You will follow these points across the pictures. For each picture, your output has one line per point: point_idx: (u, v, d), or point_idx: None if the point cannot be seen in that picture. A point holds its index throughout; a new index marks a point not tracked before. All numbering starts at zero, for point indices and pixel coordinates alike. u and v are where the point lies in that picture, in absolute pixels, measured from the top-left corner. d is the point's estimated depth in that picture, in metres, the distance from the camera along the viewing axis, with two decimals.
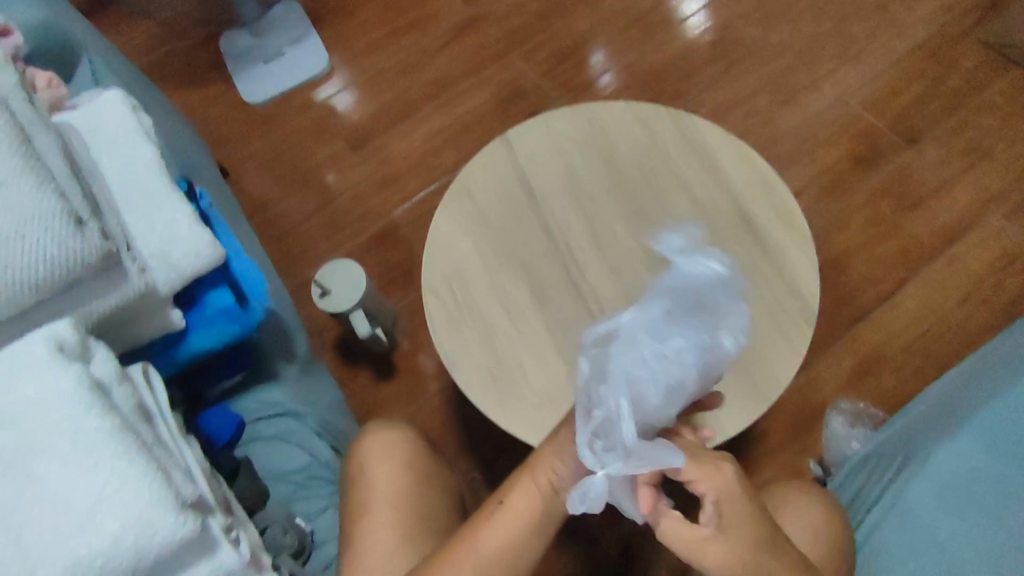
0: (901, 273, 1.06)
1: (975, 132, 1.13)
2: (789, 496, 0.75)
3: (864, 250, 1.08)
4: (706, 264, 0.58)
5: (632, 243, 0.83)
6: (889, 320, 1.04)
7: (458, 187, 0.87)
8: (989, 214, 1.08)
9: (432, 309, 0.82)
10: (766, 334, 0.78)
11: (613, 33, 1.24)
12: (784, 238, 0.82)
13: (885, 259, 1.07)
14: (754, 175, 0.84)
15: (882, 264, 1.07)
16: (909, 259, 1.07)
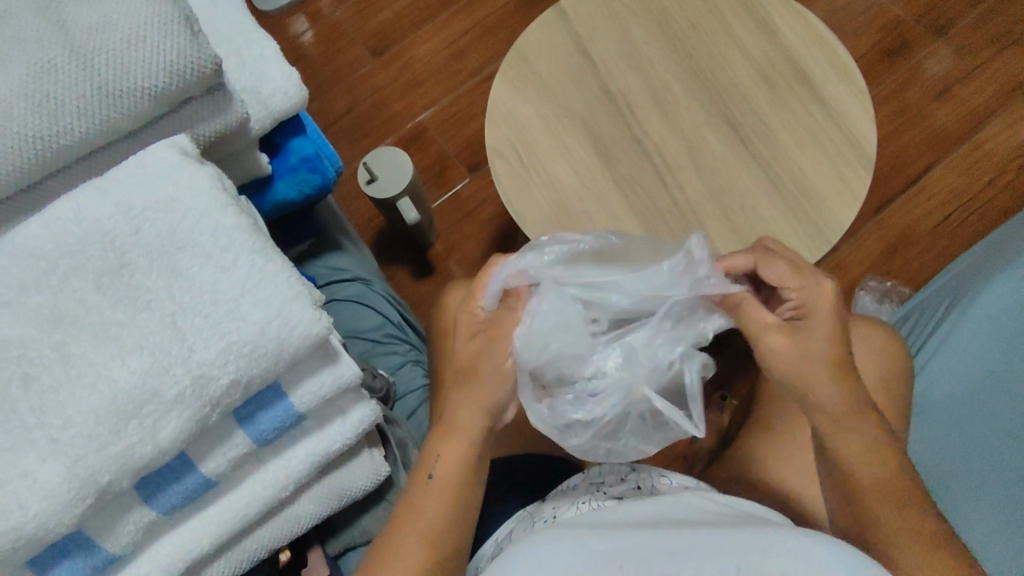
0: (930, 159, 1.26)
1: (976, 32, 1.32)
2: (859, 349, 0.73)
3: (884, 142, 1.28)
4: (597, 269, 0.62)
5: (693, 102, 0.83)
6: (914, 205, 1.24)
7: (515, 53, 0.86)
8: (1013, 102, 1.27)
9: (497, 169, 0.82)
10: (829, 185, 0.77)
11: None
12: (842, 92, 0.81)
13: (909, 148, 1.27)
14: (807, 31, 0.83)
15: (908, 152, 1.27)
16: (938, 146, 1.26)
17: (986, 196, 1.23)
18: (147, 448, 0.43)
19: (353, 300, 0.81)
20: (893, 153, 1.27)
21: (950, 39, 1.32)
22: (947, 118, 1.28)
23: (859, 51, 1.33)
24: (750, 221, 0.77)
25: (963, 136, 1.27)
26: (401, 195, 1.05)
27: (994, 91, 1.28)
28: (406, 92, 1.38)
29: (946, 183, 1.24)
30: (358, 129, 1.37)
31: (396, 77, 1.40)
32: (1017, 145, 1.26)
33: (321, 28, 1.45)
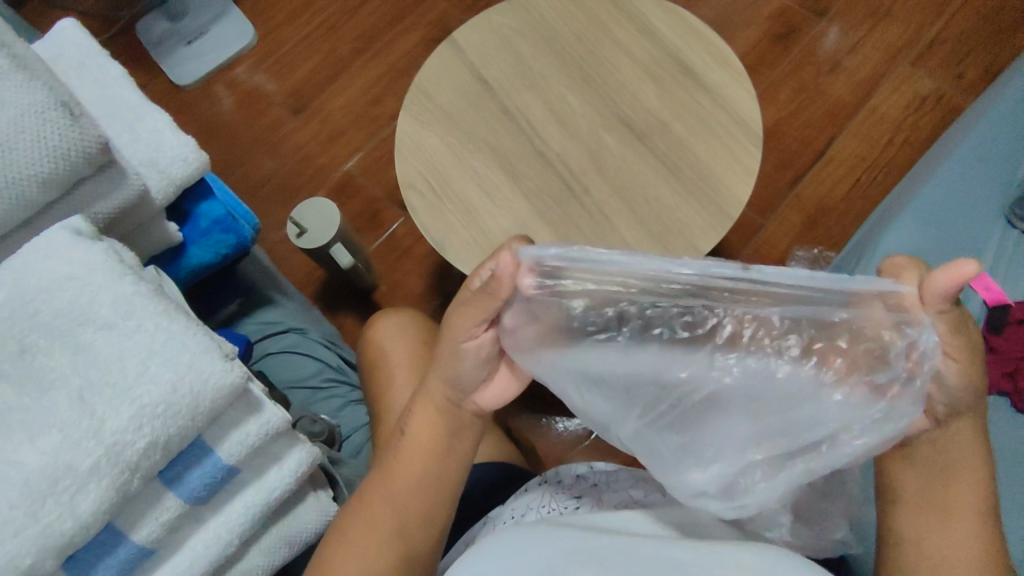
0: (832, 130, 1.33)
1: (853, 6, 1.41)
2: None
3: (786, 121, 1.35)
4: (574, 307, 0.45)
5: (587, 109, 0.87)
6: (825, 175, 1.30)
7: (416, 91, 0.90)
8: (896, 67, 1.36)
9: (412, 202, 0.85)
10: (723, 165, 0.82)
11: None
12: (722, 78, 0.86)
13: (811, 122, 1.34)
14: (683, 27, 0.89)
15: (812, 126, 1.34)
16: (836, 117, 1.34)
17: (888, 155, 1.31)
18: (67, 525, 0.43)
19: (288, 351, 0.82)
20: (799, 129, 1.34)
21: (832, 17, 1.40)
22: (841, 89, 1.36)
23: (752, 40, 1.41)
24: (655, 211, 0.81)
25: (858, 103, 1.34)
26: (331, 242, 1.07)
27: (879, 59, 1.37)
28: (330, 144, 1.41)
29: (851, 149, 1.31)
30: (289, 185, 1.40)
31: (319, 131, 1.43)
32: (907, 104, 1.34)
33: (239, 95, 1.47)
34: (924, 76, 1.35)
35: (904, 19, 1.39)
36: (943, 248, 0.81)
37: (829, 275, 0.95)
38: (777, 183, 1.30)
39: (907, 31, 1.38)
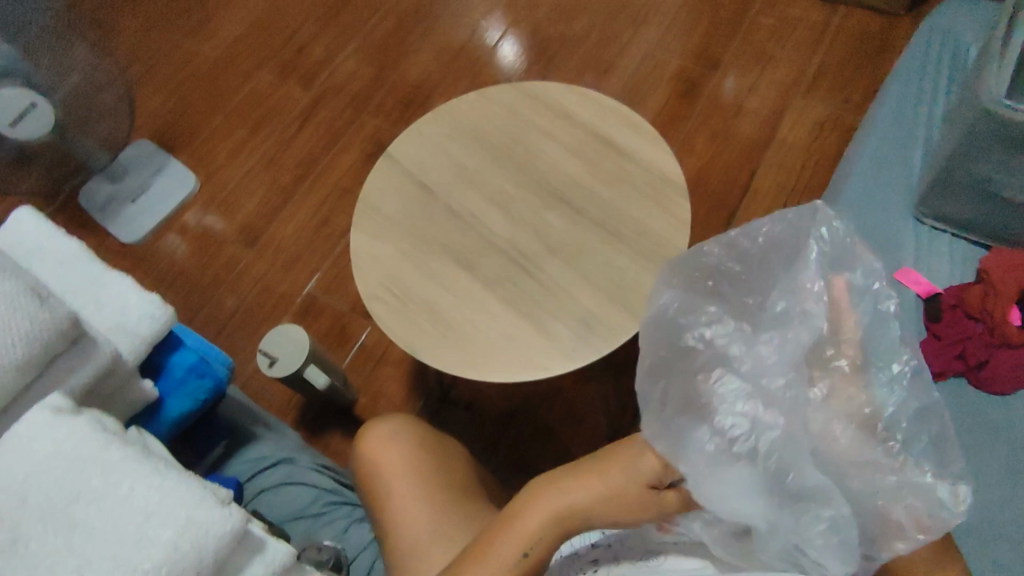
0: (750, 165, 1.48)
1: (740, 56, 1.59)
2: None
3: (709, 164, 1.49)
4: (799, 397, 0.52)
5: (524, 194, 0.94)
6: (754, 206, 1.43)
7: (364, 208, 0.96)
8: (793, 100, 1.52)
9: (379, 312, 0.89)
10: (656, 220, 0.89)
11: (433, 84, 1.63)
12: (641, 143, 0.95)
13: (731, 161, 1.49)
14: (596, 107, 0.99)
15: (732, 165, 1.48)
16: (751, 153, 1.48)
17: (805, 177, 1.44)
18: None
19: (280, 484, 0.81)
20: (722, 171, 1.48)
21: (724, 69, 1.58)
22: (749, 129, 1.51)
23: (660, 102, 1.55)
24: (609, 272, 0.85)
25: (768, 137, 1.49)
26: (304, 366, 1.07)
27: (774, 97, 1.53)
28: (288, 270, 1.45)
29: (772, 180, 1.45)
30: (253, 317, 1.41)
31: (274, 259, 1.46)
32: (809, 131, 1.49)
33: (191, 241, 1.51)
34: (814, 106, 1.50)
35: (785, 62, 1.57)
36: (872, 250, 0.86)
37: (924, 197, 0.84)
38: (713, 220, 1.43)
39: (792, 68, 1.55)
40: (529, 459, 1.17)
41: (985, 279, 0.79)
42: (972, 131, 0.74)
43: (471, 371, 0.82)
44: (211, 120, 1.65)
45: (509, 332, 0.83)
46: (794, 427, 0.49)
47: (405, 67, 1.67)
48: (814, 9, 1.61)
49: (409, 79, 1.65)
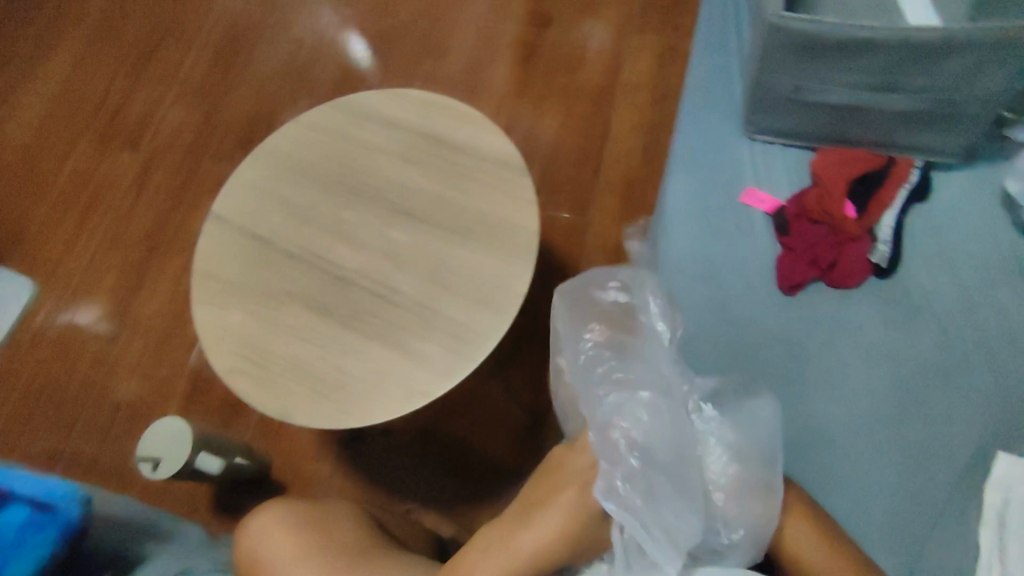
0: (603, 112, 1.52)
1: (564, 17, 1.67)
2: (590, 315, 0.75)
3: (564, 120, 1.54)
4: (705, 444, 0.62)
5: (364, 217, 0.89)
6: (616, 151, 1.46)
7: (201, 277, 0.89)
8: (625, 44, 1.59)
9: (243, 386, 0.83)
10: (502, 207, 0.86)
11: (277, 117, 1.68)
12: (469, 132, 0.92)
13: (584, 113, 1.53)
14: (417, 105, 0.95)
15: (586, 117, 1.52)
16: (601, 100, 1.54)
17: (656, 112, 1.49)
18: None
19: None
20: (577, 125, 1.51)
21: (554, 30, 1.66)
22: (593, 79, 1.57)
23: None
24: (466, 275, 0.83)
25: (612, 82, 1.55)
26: (191, 456, 0.98)
27: (608, 45, 1.60)
28: (161, 353, 1.33)
29: (626, 125, 1.49)
30: (136, 414, 1.29)
31: (144, 345, 1.34)
32: (648, 68, 1.55)
33: (43, 350, 1.36)
34: (646, 49, 1.58)
35: (609, 15, 1.64)
36: (710, 181, 0.87)
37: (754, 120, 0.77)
38: (583, 172, 1.44)
39: (617, 16, 1.63)
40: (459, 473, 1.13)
41: (817, 183, 0.82)
42: (765, 48, 0.74)
43: (354, 419, 0.78)
44: (35, 210, 1.55)
45: (382, 366, 0.80)
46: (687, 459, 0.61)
47: (240, 104, 1.68)
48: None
49: (238, 119, 1.65)
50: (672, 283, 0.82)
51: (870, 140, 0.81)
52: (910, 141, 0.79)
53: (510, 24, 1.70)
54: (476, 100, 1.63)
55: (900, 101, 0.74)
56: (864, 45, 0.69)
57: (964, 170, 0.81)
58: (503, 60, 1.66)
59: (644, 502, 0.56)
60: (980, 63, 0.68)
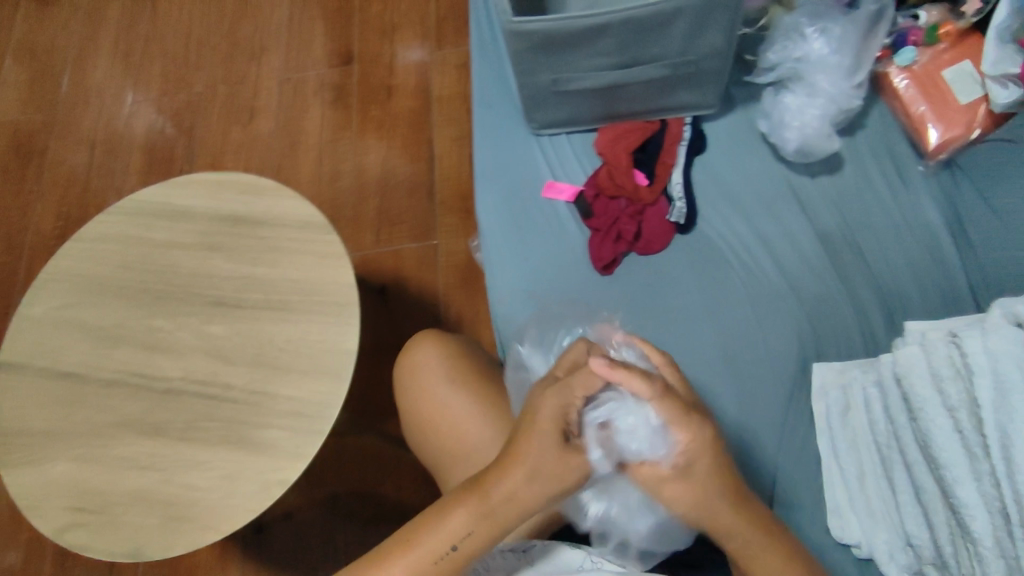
0: (425, 134, 1.53)
1: (366, 49, 1.66)
2: (420, 350, 0.79)
3: (388, 154, 1.54)
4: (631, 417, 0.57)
5: (176, 318, 0.85)
6: (447, 169, 1.49)
7: (7, 434, 0.80)
8: (430, 62, 1.61)
9: (84, 539, 0.75)
10: (317, 269, 0.84)
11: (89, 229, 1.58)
12: (266, 201, 0.89)
13: (407, 140, 1.54)
14: (205, 187, 0.91)
15: (410, 144, 1.53)
16: (420, 123, 1.55)
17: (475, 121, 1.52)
18: None
19: None
20: (403, 154, 1.53)
21: (358, 64, 1.65)
22: (408, 102, 1.58)
23: None
24: (293, 349, 0.81)
25: (428, 101, 1.57)
26: None
27: (415, 66, 1.61)
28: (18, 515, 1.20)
29: (449, 141, 1.51)
30: None
31: None
32: (456, 79, 1.57)
33: None
34: (451, 62, 1.59)
35: (408, 36, 1.65)
36: (513, 186, 0.89)
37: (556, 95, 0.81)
38: (419, 197, 1.47)
39: (415, 37, 1.64)
40: (368, 533, 1.10)
41: (605, 162, 0.86)
42: (515, 51, 0.75)
43: (215, 532, 0.74)
44: None
45: (231, 467, 0.76)
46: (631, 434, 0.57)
47: (44, 222, 1.59)
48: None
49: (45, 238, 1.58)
50: (504, 296, 0.84)
51: (639, 110, 0.85)
52: (672, 102, 0.84)
53: (313, 69, 1.67)
54: (297, 152, 1.59)
55: (646, 72, 0.78)
56: (593, 33, 0.71)
57: (726, 117, 0.88)
58: (315, 106, 1.63)
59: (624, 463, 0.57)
60: (697, 27, 0.71)
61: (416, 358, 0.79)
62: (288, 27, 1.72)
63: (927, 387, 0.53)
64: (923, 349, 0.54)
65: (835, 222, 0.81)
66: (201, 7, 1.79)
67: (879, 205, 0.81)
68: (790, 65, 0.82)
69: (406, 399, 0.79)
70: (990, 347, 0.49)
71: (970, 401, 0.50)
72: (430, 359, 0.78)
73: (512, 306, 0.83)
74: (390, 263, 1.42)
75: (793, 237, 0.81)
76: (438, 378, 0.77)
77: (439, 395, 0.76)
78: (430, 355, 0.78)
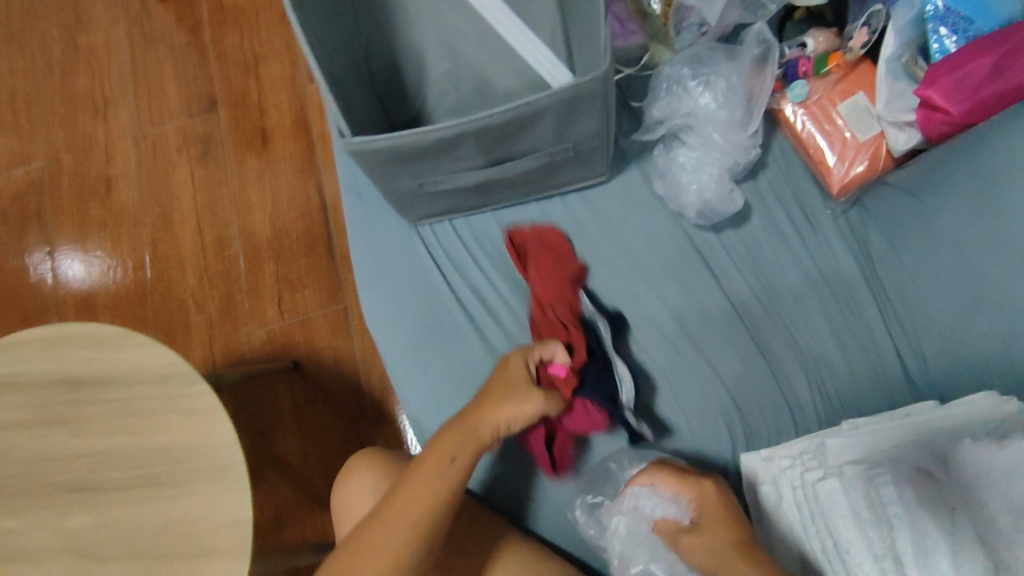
0: (312, 178, 1.39)
1: (227, 88, 1.47)
2: (353, 467, 0.75)
3: (274, 208, 1.38)
4: (643, 502, 0.63)
5: (32, 514, 0.72)
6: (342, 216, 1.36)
7: None
8: (303, 96, 1.44)
9: None
10: (188, 428, 0.73)
11: None
12: (111, 353, 0.76)
13: (293, 188, 1.39)
14: (34, 347, 0.77)
15: (297, 192, 1.39)
16: (305, 166, 1.40)
17: None
18: None
19: None
20: (290, 204, 1.38)
21: (222, 107, 1.46)
22: (286, 145, 1.42)
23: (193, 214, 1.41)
24: (178, 530, 0.71)
25: (309, 141, 1.41)
26: None
27: (287, 102, 1.44)
28: None
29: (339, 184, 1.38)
30: None
31: None
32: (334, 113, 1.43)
33: None
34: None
35: (273, 66, 1.47)
36: (402, 289, 0.80)
37: (430, 195, 0.73)
38: (317, 252, 1.34)
39: (282, 67, 1.46)
40: None
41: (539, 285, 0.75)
42: (368, 167, 0.65)
43: None
44: None
45: None
46: (635, 525, 0.63)
47: None
48: (262, 6, 1.50)
49: None
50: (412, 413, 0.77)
51: (523, 192, 0.78)
52: (556, 182, 0.76)
53: (171, 121, 1.47)
54: (171, 221, 1.42)
55: (520, 164, 0.70)
56: (451, 144, 0.63)
57: (620, 175, 0.80)
58: (181, 165, 1.45)
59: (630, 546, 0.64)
60: (566, 121, 0.64)
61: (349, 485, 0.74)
62: (130, 72, 1.51)
63: (850, 527, 0.53)
64: (843, 486, 0.54)
65: (746, 285, 0.75)
66: (23, 61, 1.53)
67: (790, 257, 0.76)
68: (678, 119, 0.75)
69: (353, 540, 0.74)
70: (907, 502, 0.51)
71: (890, 547, 0.51)
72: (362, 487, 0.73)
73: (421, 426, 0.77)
74: (299, 336, 1.30)
75: (706, 304, 0.75)
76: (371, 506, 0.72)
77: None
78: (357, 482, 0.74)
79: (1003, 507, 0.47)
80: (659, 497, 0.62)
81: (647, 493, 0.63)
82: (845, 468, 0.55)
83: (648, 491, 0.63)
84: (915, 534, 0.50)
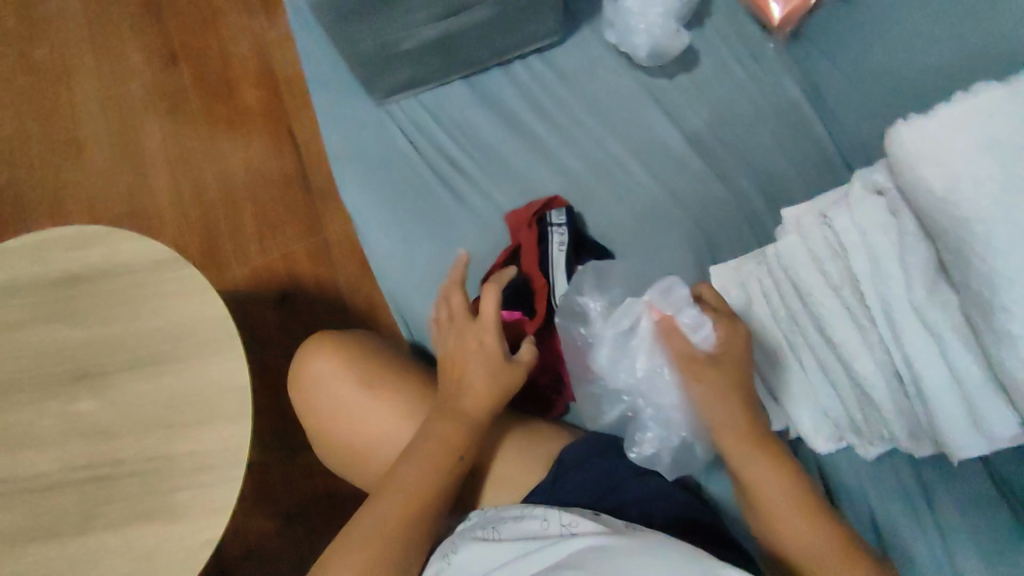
0: (282, 119, 1.41)
1: (187, 41, 1.48)
2: (307, 353, 0.74)
3: (247, 151, 1.40)
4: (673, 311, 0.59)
5: (35, 405, 0.75)
6: (316, 152, 1.39)
7: None
8: (264, 41, 1.46)
9: None
10: (182, 307, 0.76)
11: None
12: (99, 250, 0.79)
13: (263, 130, 1.41)
14: (21, 252, 0.79)
15: (268, 132, 1.41)
16: (273, 107, 1.42)
17: None
18: None
19: None
20: (262, 146, 1.40)
21: (184, 59, 1.47)
22: (252, 90, 1.43)
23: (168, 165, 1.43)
24: (180, 402, 0.74)
25: (274, 84, 1.43)
26: None
27: (249, 48, 1.46)
28: None
29: (309, 122, 1.41)
30: None
31: None
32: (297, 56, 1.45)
33: None
34: (289, 38, 1.46)
35: (232, 15, 1.48)
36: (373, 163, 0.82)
37: (393, 58, 0.76)
38: (293, 189, 1.37)
39: (240, 15, 1.48)
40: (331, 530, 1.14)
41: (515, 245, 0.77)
42: (330, 22, 0.68)
43: None
44: None
45: (149, 543, 0.70)
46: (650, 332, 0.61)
47: None
48: None
49: None
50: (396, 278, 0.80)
51: (484, 56, 0.82)
52: (514, 40, 0.80)
53: (134, 79, 1.48)
54: (144, 175, 1.43)
55: (474, 14, 0.73)
56: None
57: (573, 36, 0.84)
58: (149, 120, 1.46)
59: (629, 350, 0.62)
60: None
61: (309, 366, 0.73)
62: (88, 36, 1.51)
63: (811, 269, 0.53)
64: (799, 235, 0.54)
65: (701, 121, 0.79)
66: None
67: (739, 90, 0.80)
68: None
69: (327, 427, 0.72)
70: (857, 220, 0.48)
71: (848, 277, 0.51)
72: (324, 367, 0.72)
73: (406, 288, 0.80)
74: (284, 269, 1.32)
75: (665, 143, 0.79)
76: (347, 391, 0.71)
77: (359, 408, 0.71)
78: (326, 370, 0.72)
79: (929, 158, 0.40)
80: (686, 310, 0.59)
81: (685, 307, 0.59)
82: (798, 217, 0.55)
83: (679, 303, 0.60)
84: (869, 251, 0.48)
